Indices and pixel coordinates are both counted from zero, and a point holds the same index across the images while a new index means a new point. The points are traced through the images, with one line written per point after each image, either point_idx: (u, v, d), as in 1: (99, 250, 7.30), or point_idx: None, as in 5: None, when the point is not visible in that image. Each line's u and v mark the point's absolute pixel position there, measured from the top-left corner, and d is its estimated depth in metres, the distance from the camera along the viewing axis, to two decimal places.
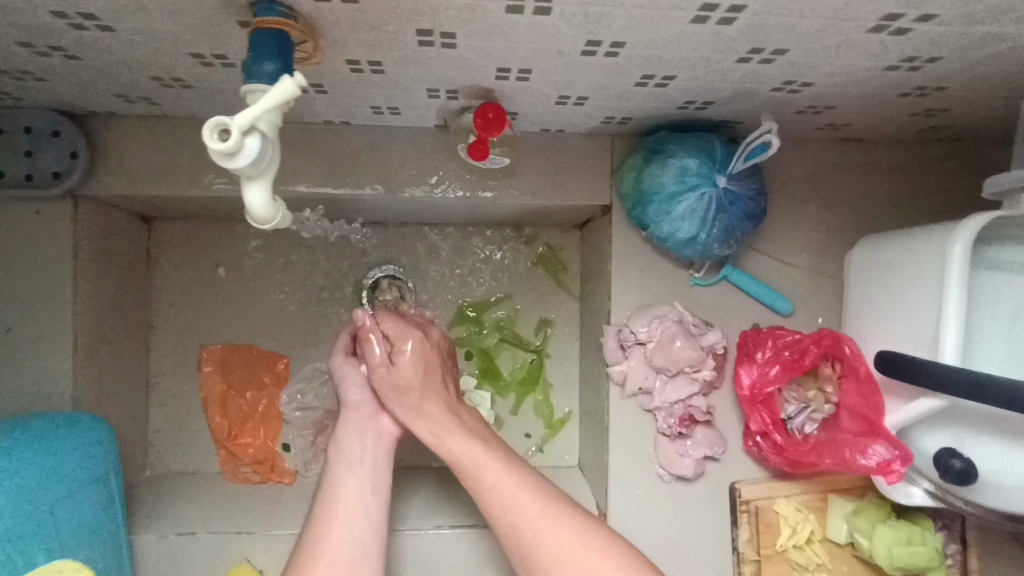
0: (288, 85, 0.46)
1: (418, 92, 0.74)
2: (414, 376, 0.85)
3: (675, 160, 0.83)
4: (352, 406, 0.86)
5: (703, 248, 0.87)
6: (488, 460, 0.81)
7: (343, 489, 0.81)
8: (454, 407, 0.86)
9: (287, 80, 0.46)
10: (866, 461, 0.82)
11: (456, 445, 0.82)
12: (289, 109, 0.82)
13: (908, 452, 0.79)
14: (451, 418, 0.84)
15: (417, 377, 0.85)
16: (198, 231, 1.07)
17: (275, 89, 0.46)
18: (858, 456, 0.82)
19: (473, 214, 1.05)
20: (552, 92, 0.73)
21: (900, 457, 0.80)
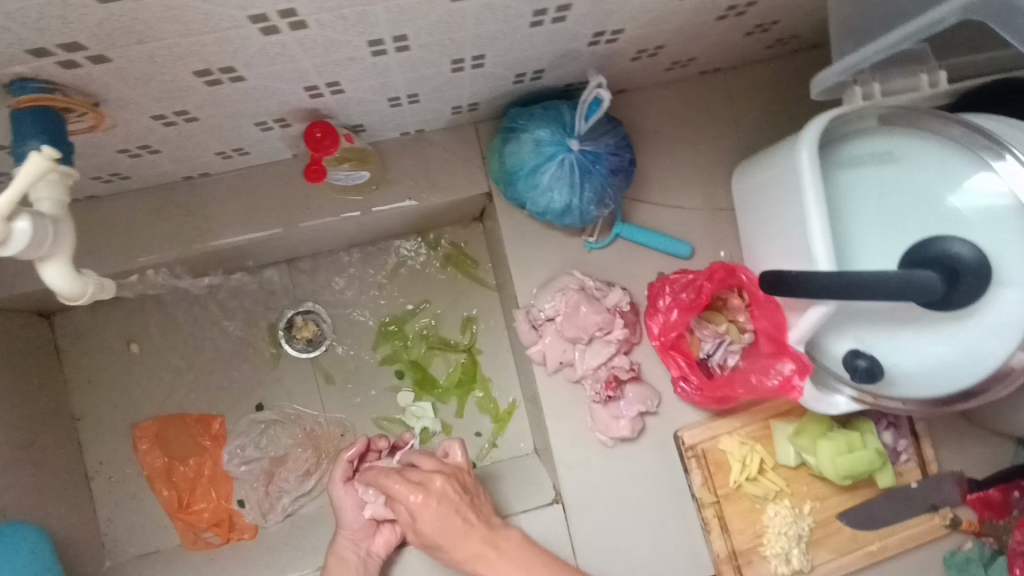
0: (37, 161, 0.47)
1: (248, 129, 0.74)
2: (436, 528, 0.83)
3: (528, 134, 0.82)
4: (352, 528, 0.90)
5: (580, 213, 0.87)
6: None
7: None
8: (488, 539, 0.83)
9: (33, 157, 0.47)
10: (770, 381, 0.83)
11: None
12: (137, 175, 0.81)
13: (804, 361, 0.80)
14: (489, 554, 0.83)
15: (440, 530, 0.83)
16: (103, 315, 1.06)
17: (24, 168, 0.47)
18: (764, 379, 0.84)
19: (367, 232, 1.05)
20: (378, 97, 0.73)
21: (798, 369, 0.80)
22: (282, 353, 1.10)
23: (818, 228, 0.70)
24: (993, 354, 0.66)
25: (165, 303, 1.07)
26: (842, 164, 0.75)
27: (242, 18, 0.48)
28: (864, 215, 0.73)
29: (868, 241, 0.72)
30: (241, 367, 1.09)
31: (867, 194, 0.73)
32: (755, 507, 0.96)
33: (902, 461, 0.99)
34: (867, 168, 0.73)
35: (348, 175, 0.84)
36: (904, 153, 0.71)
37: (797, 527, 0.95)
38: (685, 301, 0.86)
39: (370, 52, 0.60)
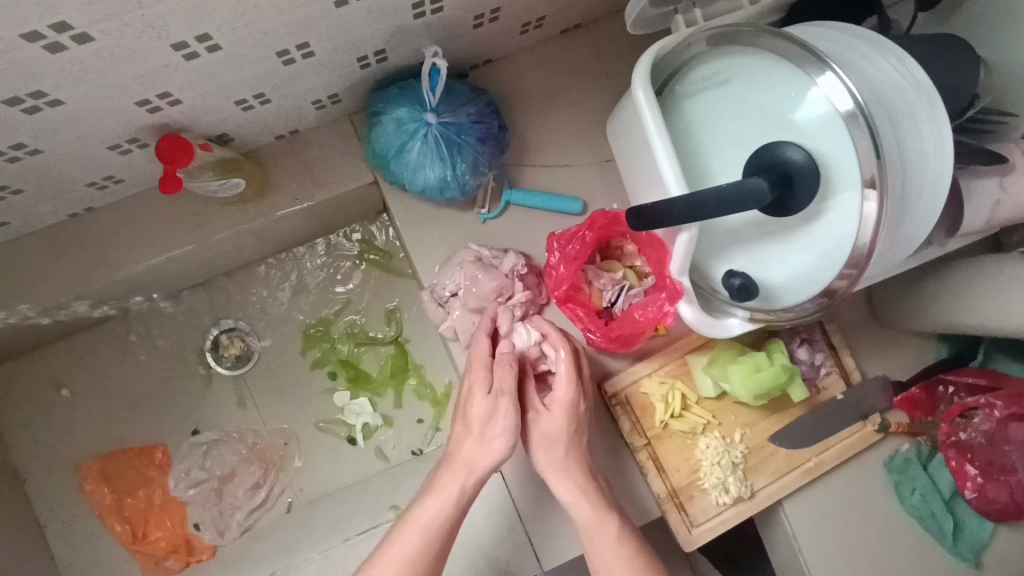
0: None
1: (105, 153, 0.76)
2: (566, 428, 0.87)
3: (388, 115, 0.84)
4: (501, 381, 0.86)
5: (457, 184, 0.88)
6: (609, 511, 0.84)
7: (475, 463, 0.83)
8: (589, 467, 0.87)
9: None
10: (648, 310, 0.87)
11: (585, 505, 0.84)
12: (16, 218, 0.83)
13: (677, 288, 0.81)
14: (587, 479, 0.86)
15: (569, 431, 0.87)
16: (31, 364, 1.08)
17: None
18: (649, 314, 0.87)
19: (273, 242, 1.07)
20: (224, 103, 0.75)
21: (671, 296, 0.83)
22: (213, 374, 1.12)
23: (664, 157, 0.72)
24: (845, 249, 0.68)
25: (90, 342, 1.09)
26: (685, 93, 0.77)
27: (16, 37, 0.51)
28: (710, 139, 0.75)
29: (717, 163, 0.74)
30: (175, 393, 1.11)
31: (711, 117, 0.75)
32: (687, 443, 0.97)
33: (823, 375, 1.01)
34: (705, 94, 0.75)
35: (224, 185, 0.85)
36: (735, 73, 0.73)
37: (731, 456, 0.96)
38: (571, 254, 0.89)
39: (181, 56, 0.62)
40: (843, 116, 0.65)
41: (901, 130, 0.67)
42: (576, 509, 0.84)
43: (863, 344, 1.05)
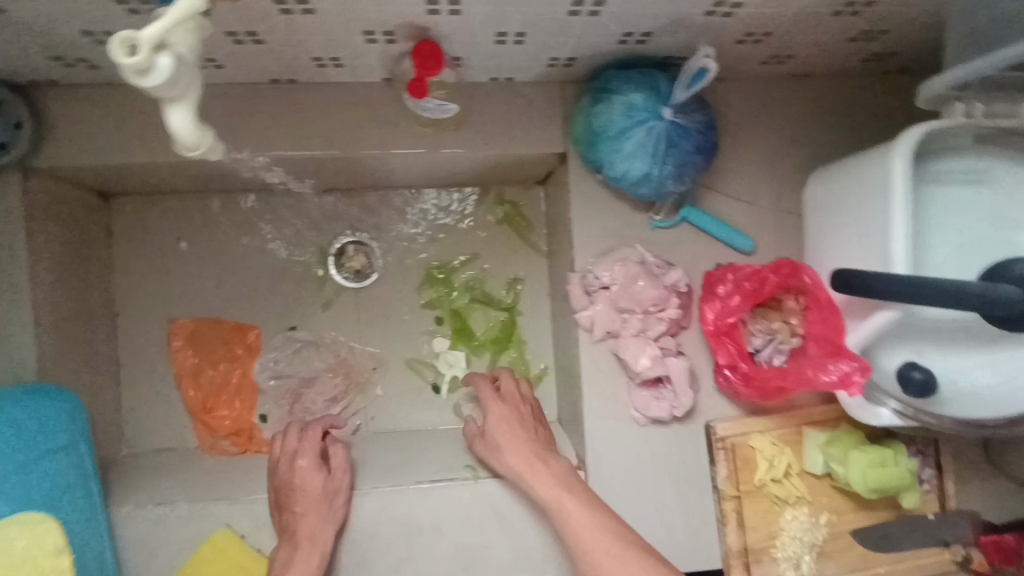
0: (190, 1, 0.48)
1: (355, 36, 0.75)
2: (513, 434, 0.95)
3: (621, 96, 0.82)
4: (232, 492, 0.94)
5: (657, 185, 0.86)
6: (576, 506, 0.85)
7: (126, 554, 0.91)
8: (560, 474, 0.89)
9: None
10: (829, 378, 0.81)
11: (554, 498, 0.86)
12: (232, 67, 0.83)
13: (866, 362, 0.79)
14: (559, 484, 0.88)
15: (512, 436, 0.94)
16: (160, 207, 1.07)
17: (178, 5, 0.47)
18: (820, 374, 0.82)
19: (433, 175, 1.05)
20: (488, 29, 0.73)
21: (861, 369, 0.80)
22: (324, 278, 1.11)
23: (900, 234, 0.71)
24: None
25: (222, 206, 1.09)
26: (930, 178, 0.75)
27: None
28: (946, 233, 0.74)
29: (946, 258, 0.73)
30: (282, 284, 1.10)
31: (953, 212, 0.74)
32: (774, 509, 0.96)
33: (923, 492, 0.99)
34: (954, 186, 0.74)
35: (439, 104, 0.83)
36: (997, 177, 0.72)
37: (812, 536, 0.95)
38: (745, 290, 0.88)
39: None
40: None
41: None
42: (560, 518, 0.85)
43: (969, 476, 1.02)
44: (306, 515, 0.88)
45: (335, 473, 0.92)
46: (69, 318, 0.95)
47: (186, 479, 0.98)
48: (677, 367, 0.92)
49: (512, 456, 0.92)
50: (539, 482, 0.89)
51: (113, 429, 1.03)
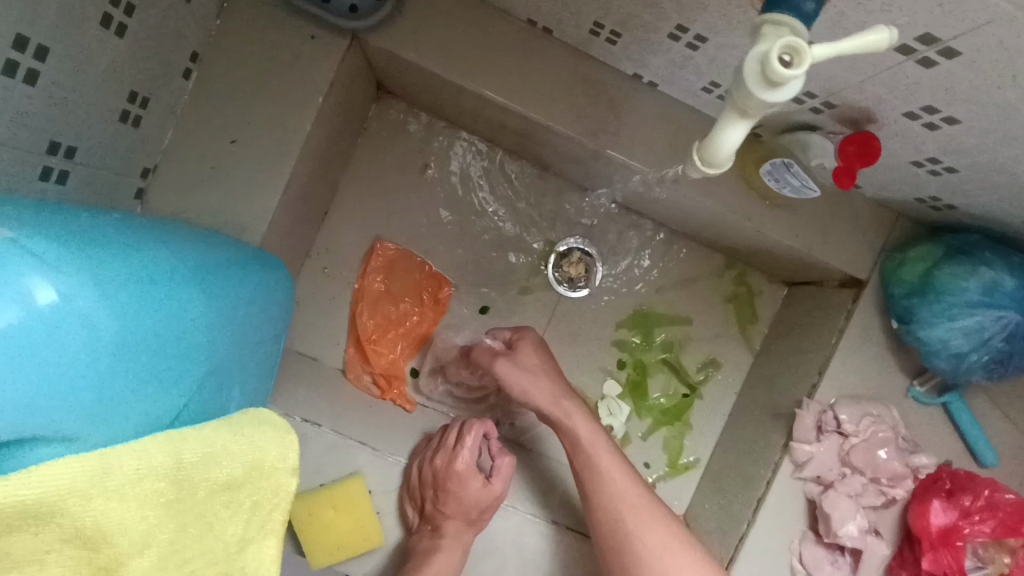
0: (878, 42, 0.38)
1: (789, 90, 0.68)
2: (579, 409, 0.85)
3: (989, 271, 0.75)
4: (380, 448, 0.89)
5: (962, 368, 0.79)
6: (645, 519, 0.77)
7: None
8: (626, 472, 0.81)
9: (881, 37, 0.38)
10: None
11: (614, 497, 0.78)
12: (623, 47, 0.76)
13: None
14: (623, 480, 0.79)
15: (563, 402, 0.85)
16: (422, 124, 1.01)
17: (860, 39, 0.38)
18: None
19: (701, 229, 0.98)
20: (930, 151, 0.66)
21: None
22: (537, 269, 1.04)
23: None
24: None
25: (478, 152, 1.02)
26: None
27: None
28: None
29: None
30: (494, 254, 1.03)
31: None
32: None
33: None
34: None
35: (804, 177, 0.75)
36: None
37: None
38: (1003, 518, 0.79)
39: None
40: None
41: None
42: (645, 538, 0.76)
43: None
44: (452, 518, 0.84)
45: (494, 483, 0.85)
46: (304, 193, 0.89)
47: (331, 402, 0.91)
48: (875, 547, 0.84)
49: (590, 455, 0.80)
50: (608, 481, 0.79)
51: None
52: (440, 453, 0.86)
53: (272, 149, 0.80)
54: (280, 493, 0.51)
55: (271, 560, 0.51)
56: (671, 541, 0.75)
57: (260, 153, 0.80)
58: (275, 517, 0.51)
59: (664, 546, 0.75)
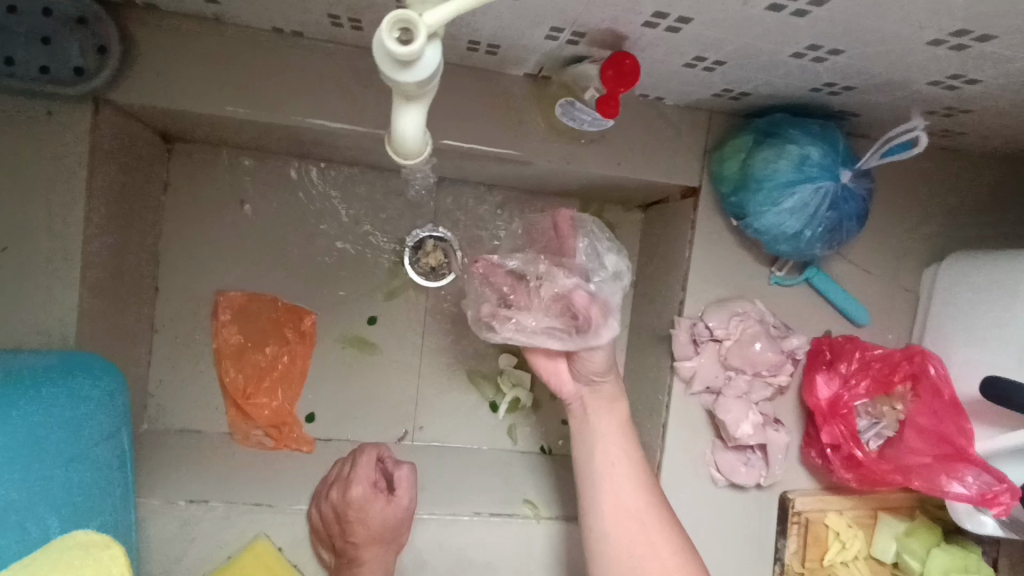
0: None
1: (536, 30, 0.65)
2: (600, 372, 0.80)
3: (796, 147, 0.75)
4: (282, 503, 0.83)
5: (803, 246, 0.80)
6: (624, 475, 0.79)
7: (155, 556, 0.80)
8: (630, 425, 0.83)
9: None
10: (962, 488, 0.77)
11: (614, 454, 0.80)
12: (371, 29, 0.71)
13: (1017, 485, 0.73)
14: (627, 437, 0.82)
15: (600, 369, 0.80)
16: (228, 161, 0.95)
17: None
18: (953, 483, 0.77)
19: (538, 182, 0.96)
20: (690, 51, 0.65)
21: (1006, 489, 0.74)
22: (396, 269, 1.00)
23: None
24: None
25: (296, 172, 0.97)
26: None
27: None
28: None
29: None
30: (346, 269, 0.99)
31: None
32: None
33: None
34: None
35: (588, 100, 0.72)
36: None
37: None
38: (874, 374, 0.83)
39: (769, 3, 0.52)
40: None
41: None
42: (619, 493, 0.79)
43: None
44: (369, 546, 0.84)
45: (398, 497, 0.85)
46: (114, 274, 0.83)
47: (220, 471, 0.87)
48: (776, 439, 0.87)
49: (590, 414, 0.82)
50: (601, 435, 0.81)
51: (138, 401, 0.92)
52: (338, 490, 0.85)
53: (51, 244, 0.74)
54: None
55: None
56: (630, 480, 0.79)
57: (37, 252, 0.74)
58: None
59: (620, 487, 0.79)
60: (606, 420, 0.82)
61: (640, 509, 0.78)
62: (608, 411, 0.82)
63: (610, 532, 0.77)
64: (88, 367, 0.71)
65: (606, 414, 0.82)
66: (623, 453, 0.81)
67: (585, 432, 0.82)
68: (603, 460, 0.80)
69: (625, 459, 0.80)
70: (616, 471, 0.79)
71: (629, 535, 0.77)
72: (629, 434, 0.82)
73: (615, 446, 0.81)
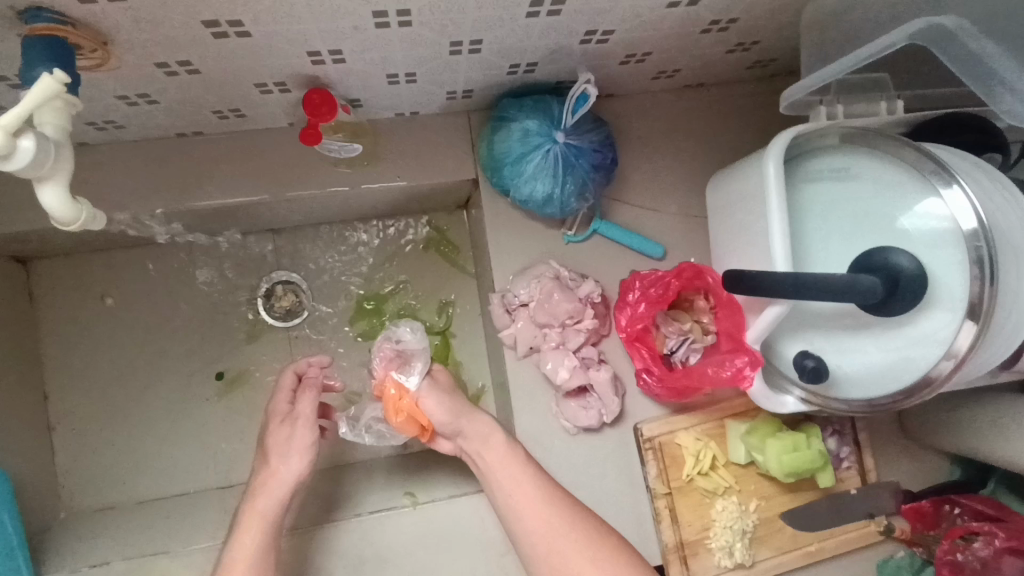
0: (47, 83, 0.49)
1: (248, 89, 0.77)
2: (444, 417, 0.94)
3: (517, 123, 0.86)
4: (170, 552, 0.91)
5: (561, 205, 0.90)
6: (525, 491, 0.87)
7: None
8: (515, 443, 0.92)
9: (44, 79, 0.49)
10: (723, 373, 0.88)
11: (509, 482, 0.88)
12: (132, 125, 0.83)
13: (757, 356, 0.84)
14: (521, 460, 0.90)
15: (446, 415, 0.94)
16: (82, 265, 1.08)
17: (35, 90, 0.49)
18: (720, 372, 0.88)
19: (353, 209, 1.07)
20: (376, 71, 0.76)
21: (750, 363, 0.86)
22: (256, 320, 1.11)
23: (778, 233, 0.77)
24: (921, 366, 0.74)
25: (146, 258, 1.09)
26: (805, 177, 0.81)
27: None
28: (830, 230, 0.78)
29: (836, 248, 0.77)
30: (212, 329, 1.10)
31: (827, 209, 0.78)
32: (705, 501, 1.00)
33: (844, 468, 1.04)
34: (826, 182, 0.79)
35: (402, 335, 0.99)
36: (861, 173, 0.76)
37: (743, 523, 0.99)
38: (652, 297, 0.91)
39: (374, 22, 0.64)
40: (965, 235, 0.68)
41: (1007, 263, 0.69)
42: (524, 512, 0.86)
43: (889, 450, 1.08)
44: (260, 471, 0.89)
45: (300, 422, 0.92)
46: None
47: (134, 550, 0.92)
48: (599, 377, 0.97)
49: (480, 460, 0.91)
50: (493, 468, 0.89)
51: (49, 494, 1.02)
52: (287, 426, 0.92)
53: None
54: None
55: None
56: (537, 493, 0.87)
57: None
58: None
59: (526, 501, 0.87)
60: (511, 464, 0.89)
61: (553, 518, 0.86)
62: (489, 446, 0.91)
63: (531, 541, 0.86)
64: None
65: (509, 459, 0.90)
66: (520, 471, 0.89)
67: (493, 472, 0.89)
68: (509, 492, 0.88)
69: (525, 475, 0.88)
70: (518, 492, 0.87)
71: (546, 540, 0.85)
72: (519, 456, 0.90)
73: (510, 471, 0.89)
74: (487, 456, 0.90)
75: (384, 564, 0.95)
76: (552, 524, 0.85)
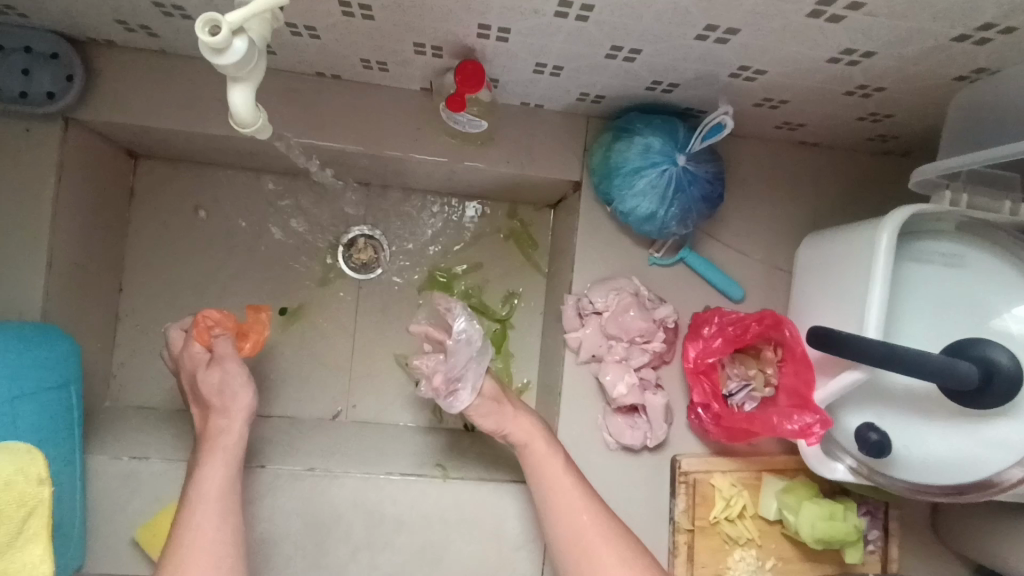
0: None
1: (405, 46, 0.80)
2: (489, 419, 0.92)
3: (641, 138, 0.88)
4: None
5: (661, 225, 0.92)
6: (564, 494, 0.88)
7: (103, 504, 0.92)
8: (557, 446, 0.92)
9: None
10: (791, 426, 0.86)
11: (548, 481, 0.88)
12: (282, 54, 0.87)
13: (827, 416, 0.84)
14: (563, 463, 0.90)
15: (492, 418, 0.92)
16: (184, 173, 1.12)
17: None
18: (785, 422, 0.87)
19: (450, 184, 1.10)
20: (528, 58, 0.79)
21: (820, 421, 0.85)
22: (331, 265, 1.14)
23: (877, 301, 0.77)
24: (989, 466, 0.75)
25: (244, 182, 1.13)
26: (913, 256, 0.81)
27: None
28: (929, 312, 0.78)
29: (931, 331, 0.78)
30: (289, 264, 1.13)
31: (929, 291, 0.79)
32: (725, 548, 1.00)
33: (868, 550, 1.03)
34: (934, 265, 0.79)
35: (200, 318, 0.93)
36: (974, 264, 0.76)
37: None
38: (728, 335, 0.93)
39: (555, 10, 0.67)
40: None
41: None
42: (559, 514, 0.87)
43: (914, 545, 1.07)
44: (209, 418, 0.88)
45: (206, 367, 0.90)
46: (78, 264, 0.96)
47: (173, 454, 0.94)
48: (654, 400, 0.97)
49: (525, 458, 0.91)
50: (535, 467, 0.90)
51: (102, 380, 1.06)
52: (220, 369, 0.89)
53: (26, 235, 0.87)
54: (31, 502, 0.61)
55: (40, 561, 0.61)
56: (575, 498, 0.88)
57: None
58: (35, 524, 0.61)
59: (565, 504, 0.87)
60: (550, 464, 0.89)
61: (587, 525, 0.86)
62: (532, 443, 0.91)
63: (563, 543, 0.86)
64: (52, 341, 0.84)
65: (549, 458, 0.90)
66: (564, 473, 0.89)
67: (532, 469, 0.90)
68: (546, 492, 0.88)
69: (565, 479, 0.88)
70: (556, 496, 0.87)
71: (576, 548, 0.85)
72: (565, 460, 0.90)
73: (555, 473, 0.89)
74: (530, 452, 0.91)
75: (399, 527, 0.97)
76: (589, 531, 0.86)
